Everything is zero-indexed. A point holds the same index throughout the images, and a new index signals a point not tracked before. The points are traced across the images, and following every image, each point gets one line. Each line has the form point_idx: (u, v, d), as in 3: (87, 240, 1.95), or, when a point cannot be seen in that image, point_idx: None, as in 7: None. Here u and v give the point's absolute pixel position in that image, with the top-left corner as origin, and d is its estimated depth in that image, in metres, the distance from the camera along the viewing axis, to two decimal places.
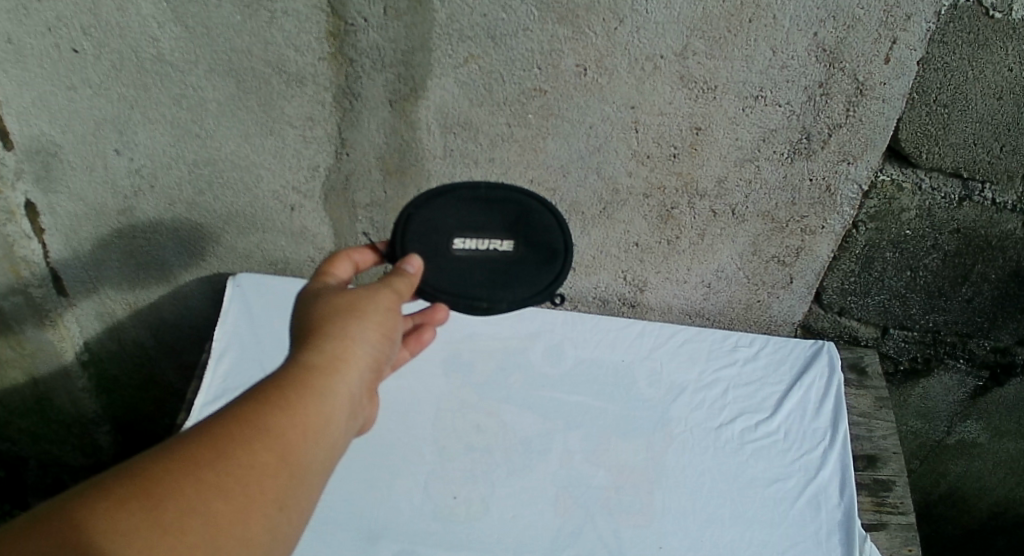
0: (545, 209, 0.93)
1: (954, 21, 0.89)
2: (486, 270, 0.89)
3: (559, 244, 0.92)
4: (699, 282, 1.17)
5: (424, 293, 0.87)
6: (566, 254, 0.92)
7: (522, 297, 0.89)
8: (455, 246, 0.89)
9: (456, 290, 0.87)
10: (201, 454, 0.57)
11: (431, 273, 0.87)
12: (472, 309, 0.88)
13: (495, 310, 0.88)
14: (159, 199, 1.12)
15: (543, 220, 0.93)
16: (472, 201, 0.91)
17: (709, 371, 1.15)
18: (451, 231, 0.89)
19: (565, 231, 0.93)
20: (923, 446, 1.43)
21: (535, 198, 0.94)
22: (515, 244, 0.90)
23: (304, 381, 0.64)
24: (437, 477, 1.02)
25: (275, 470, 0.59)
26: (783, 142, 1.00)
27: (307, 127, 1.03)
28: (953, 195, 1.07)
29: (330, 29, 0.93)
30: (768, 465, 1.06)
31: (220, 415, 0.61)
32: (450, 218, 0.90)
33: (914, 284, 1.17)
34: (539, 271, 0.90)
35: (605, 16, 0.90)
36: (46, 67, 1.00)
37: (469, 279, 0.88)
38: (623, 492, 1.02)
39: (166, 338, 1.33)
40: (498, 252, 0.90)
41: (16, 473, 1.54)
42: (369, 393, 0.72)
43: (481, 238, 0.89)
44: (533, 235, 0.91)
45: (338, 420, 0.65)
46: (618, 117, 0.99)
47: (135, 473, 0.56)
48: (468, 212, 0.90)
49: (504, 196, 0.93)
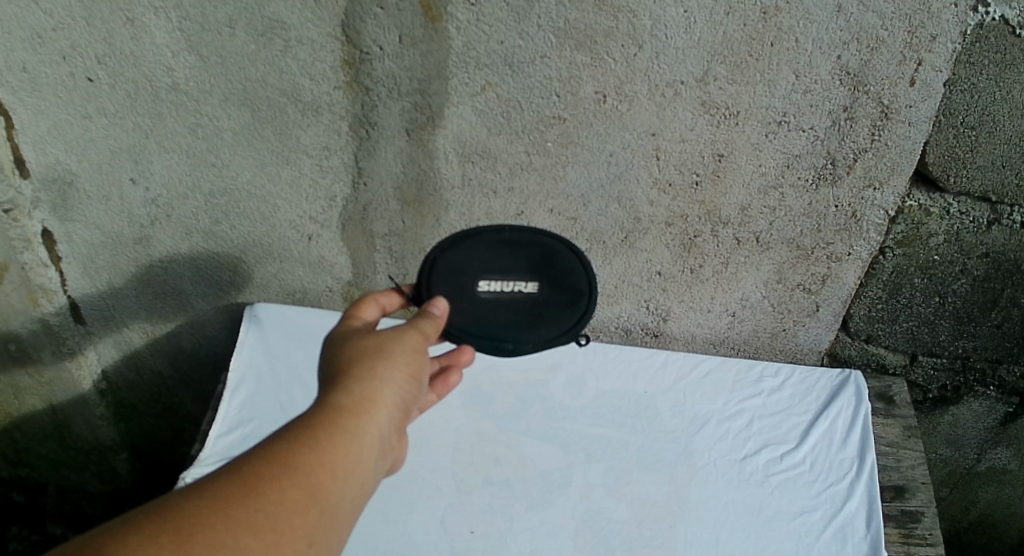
0: (569, 251, 0.91)
1: (980, 40, 0.87)
2: (512, 311, 0.87)
3: (583, 286, 0.90)
4: (723, 311, 1.15)
5: (451, 333, 0.85)
6: (591, 294, 0.90)
7: (548, 337, 0.87)
8: (481, 288, 0.86)
9: (481, 331, 0.86)
10: (233, 492, 0.56)
11: (457, 315, 0.85)
12: (497, 349, 0.86)
13: (521, 350, 0.87)
14: (176, 228, 1.12)
15: (568, 262, 0.90)
16: (497, 244, 0.89)
17: (733, 402, 1.13)
18: (477, 274, 0.87)
19: (590, 272, 0.90)
20: (952, 474, 1.40)
21: (561, 239, 0.91)
22: (540, 286, 0.88)
23: (334, 421, 0.62)
24: (455, 510, 1.00)
25: (305, 508, 0.57)
26: (808, 168, 0.98)
27: (323, 157, 1.02)
28: (981, 219, 1.04)
29: (345, 57, 0.92)
30: (794, 497, 1.03)
31: (251, 453, 0.59)
32: (475, 261, 0.87)
33: (943, 310, 1.14)
34: (564, 312, 0.88)
35: (625, 42, 0.88)
36: (62, 96, 0.99)
37: (495, 321, 0.86)
38: (644, 526, 1.00)
39: (183, 367, 1.31)
40: (522, 294, 0.87)
41: (34, 499, 1.53)
42: (400, 433, 0.69)
43: (507, 281, 0.87)
44: (558, 276, 0.89)
45: (369, 459, 0.63)
46: (639, 144, 0.97)
47: (167, 509, 0.55)
48: (494, 256, 0.88)
49: (528, 238, 0.90)
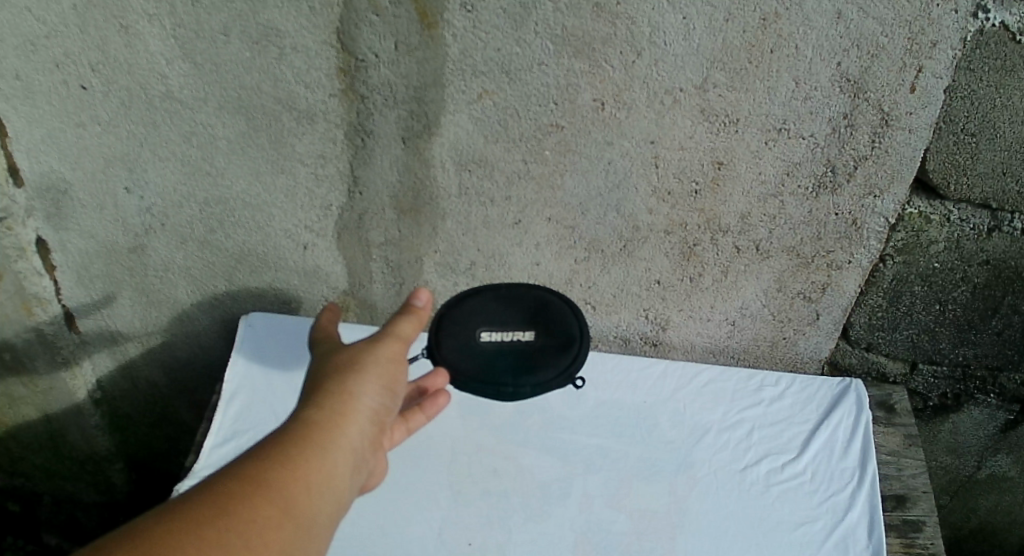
0: (563, 301, 0.99)
1: (981, 47, 0.86)
2: (511, 359, 0.93)
3: (576, 331, 0.96)
4: (722, 319, 1.14)
5: (456, 381, 0.91)
6: (583, 339, 0.96)
7: (547, 379, 0.92)
8: (483, 338, 0.95)
9: (484, 378, 0.91)
10: (206, 510, 0.54)
11: (461, 366, 0.92)
12: (500, 394, 0.92)
13: (520, 393, 0.92)
14: (171, 237, 1.11)
15: (562, 311, 0.98)
16: (495, 299, 0.98)
17: (734, 411, 1.12)
18: (479, 325, 0.96)
19: (581, 318, 0.97)
20: (953, 482, 1.39)
21: (556, 294, 0.99)
22: (537, 333, 0.95)
23: (304, 436, 0.62)
24: (452, 522, 0.99)
25: (280, 524, 0.56)
26: (808, 176, 0.97)
27: (318, 165, 1.01)
28: (982, 226, 1.03)
29: (340, 65, 0.91)
30: (795, 508, 1.02)
31: (222, 473, 0.58)
32: (478, 314, 0.97)
33: (943, 318, 1.13)
34: (559, 356, 0.94)
35: (623, 49, 0.87)
36: (55, 103, 0.98)
37: (496, 368, 0.92)
38: (643, 538, 0.99)
39: (179, 377, 1.30)
40: (522, 342, 0.95)
41: (30, 508, 1.52)
42: (373, 448, 0.69)
43: (507, 331, 0.95)
44: (553, 324, 0.96)
45: (342, 474, 0.63)
46: (638, 152, 0.96)
47: (136, 531, 0.52)
48: (494, 308, 0.97)
49: (524, 293, 0.99)
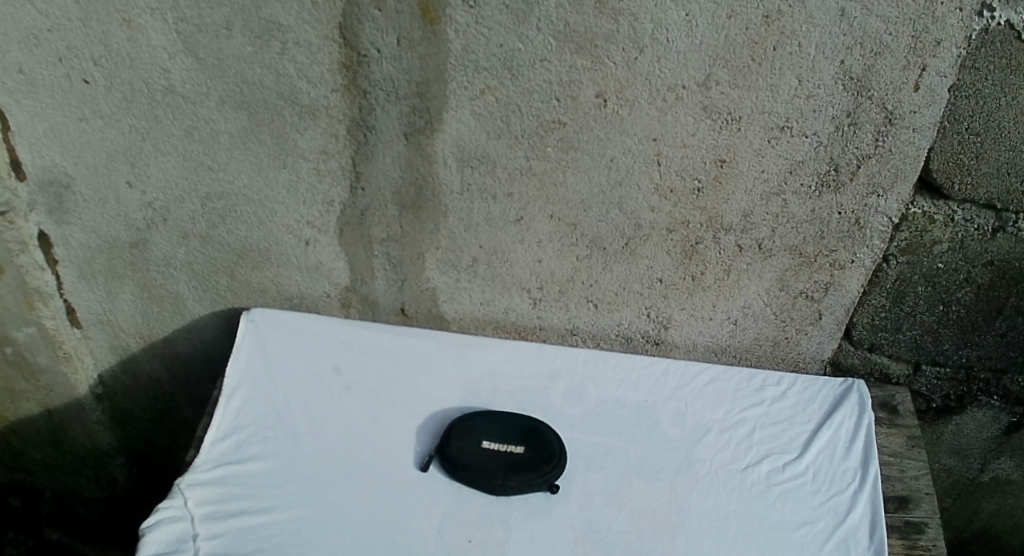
0: (550, 429, 1.06)
1: (986, 45, 0.87)
2: (503, 463, 1.00)
3: (557, 450, 1.03)
4: (725, 319, 1.14)
5: (454, 458, 0.99)
6: (563, 459, 1.02)
7: (530, 480, 0.98)
8: (482, 445, 1.02)
9: (476, 469, 0.98)
10: None
11: (463, 448, 1.01)
12: (488, 485, 0.98)
13: (506, 486, 0.98)
14: (173, 232, 1.11)
15: (548, 435, 1.05)
16: (496, 413, 1.07)
17: (735, 410, 1.12)
18: (483, 415, 1.06)
19: (562, 441, 1.04)
20: (956, 485, 1.39)
21: (543, 423, 1.07)
22: (526, 449, 1.02)
23: None
24: (452, 518, 0.95)
25: None
26: (811, 174, 0.96)
27: (320, 161, 1.01)
28: (986, 227, 1.03)
29: (342, 60, 0.92)
30: (797, 508, 1.01)
31: None
32: (482, 422, 1.05)
33: (947, 319, 1.13)
34: (542, 466, 1.00)
35: (625, 45, 0.87)
36: (58, 97, 0.98)
37: (487, 468, 0.99)
38: (645, 536, 0.96)
39: (179, 373, 1.30)
40: (513, 454, 1.01)
41: (31, 503, 1.52)
42: None
43: (503, 443, 1.03)
44: (539, 444, 1.03)
45: None
46: (640, 149, 0.96)
47: None
48: (492, 424, 1.05)
49: (519, 416, 1.07)
